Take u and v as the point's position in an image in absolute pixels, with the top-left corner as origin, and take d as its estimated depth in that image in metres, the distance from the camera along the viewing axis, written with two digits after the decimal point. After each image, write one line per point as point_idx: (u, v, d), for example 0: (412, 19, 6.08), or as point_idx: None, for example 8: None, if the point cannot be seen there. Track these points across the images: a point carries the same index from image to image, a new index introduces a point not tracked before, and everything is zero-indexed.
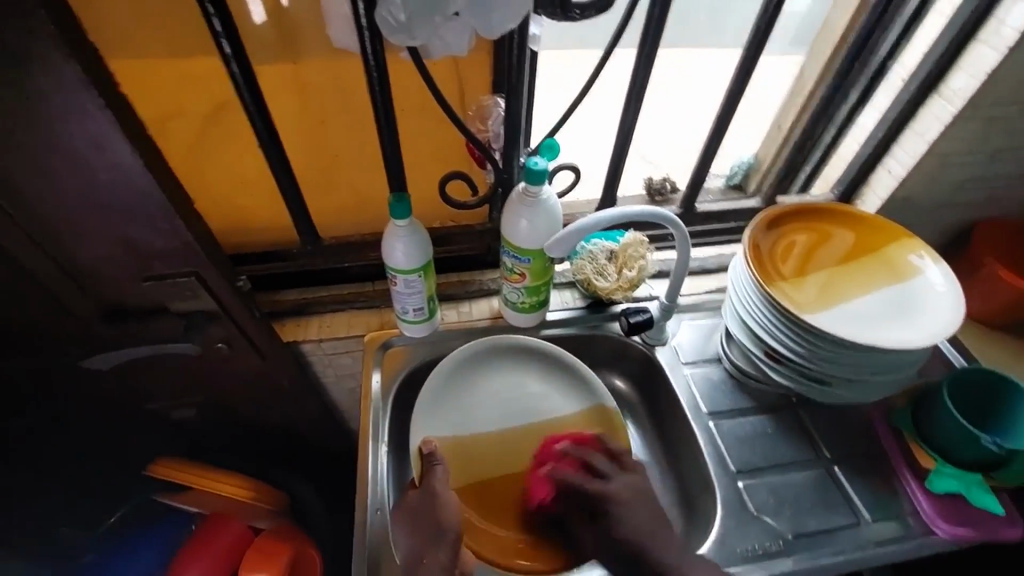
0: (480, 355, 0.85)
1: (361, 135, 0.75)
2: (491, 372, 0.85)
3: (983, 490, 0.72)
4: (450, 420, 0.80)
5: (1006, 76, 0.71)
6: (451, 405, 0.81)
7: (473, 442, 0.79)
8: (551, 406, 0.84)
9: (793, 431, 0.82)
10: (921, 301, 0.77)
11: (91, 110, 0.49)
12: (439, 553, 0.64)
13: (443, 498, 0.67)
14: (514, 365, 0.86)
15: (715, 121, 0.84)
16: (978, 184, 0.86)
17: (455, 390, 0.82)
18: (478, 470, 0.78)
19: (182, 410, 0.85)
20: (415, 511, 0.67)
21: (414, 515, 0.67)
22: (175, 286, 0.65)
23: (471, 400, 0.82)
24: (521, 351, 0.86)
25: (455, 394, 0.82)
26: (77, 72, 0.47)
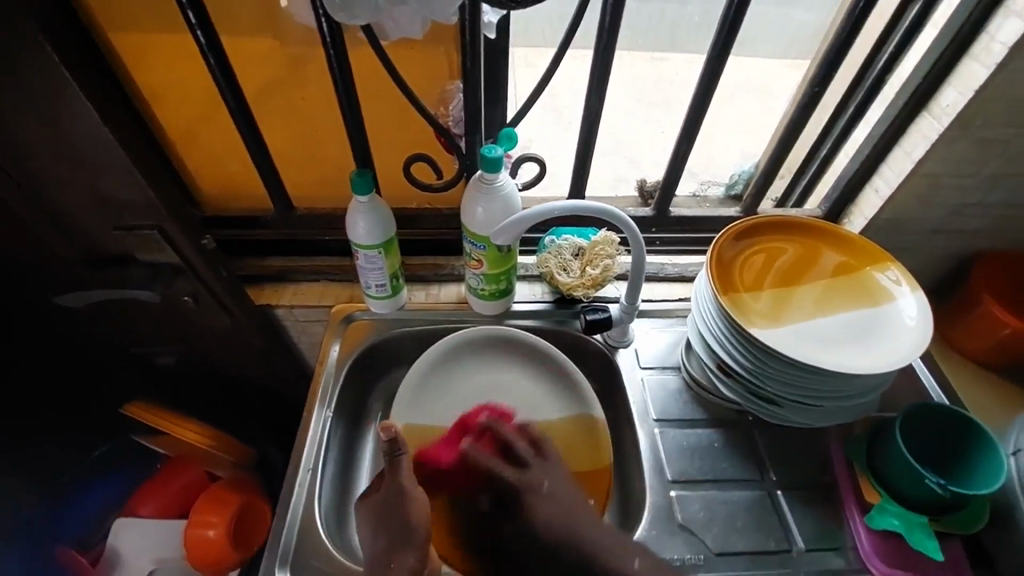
0: (458, 347, 0.86)
1: (333, 115, 0.78)
2: (468, 366, 0.86)
3: (925, 533, 0.68)
4: (429, 410, 0.82)
5: (997, 95, 0.66)
6: (425, 398, 0.82)
7: (445, 434, 0.80)
8: (530, 406, 0.85)
9: (741, 449, 0.80)
10: (885, 330, 0.74)
11: (55, 66, 0.54)
12: (407, 554, 0.62)
13: (412, 497, 0.64)
14: (494, 360, 0.87)
15: (689, 125, 0.83)
16: (976, 211, 0.80)
17: (431, 383, 0.83)
18: None
19: (165, 355, 0.89)
20: (380, 511, 0.65)
21: (382, 511, 0.65)
22: (142, 238, 0.70)
23: (450, 391, 0.84)
24: (503, 347, 0.87)
25: (431, 388, 0.83)
26: (37, 27, 0.51)
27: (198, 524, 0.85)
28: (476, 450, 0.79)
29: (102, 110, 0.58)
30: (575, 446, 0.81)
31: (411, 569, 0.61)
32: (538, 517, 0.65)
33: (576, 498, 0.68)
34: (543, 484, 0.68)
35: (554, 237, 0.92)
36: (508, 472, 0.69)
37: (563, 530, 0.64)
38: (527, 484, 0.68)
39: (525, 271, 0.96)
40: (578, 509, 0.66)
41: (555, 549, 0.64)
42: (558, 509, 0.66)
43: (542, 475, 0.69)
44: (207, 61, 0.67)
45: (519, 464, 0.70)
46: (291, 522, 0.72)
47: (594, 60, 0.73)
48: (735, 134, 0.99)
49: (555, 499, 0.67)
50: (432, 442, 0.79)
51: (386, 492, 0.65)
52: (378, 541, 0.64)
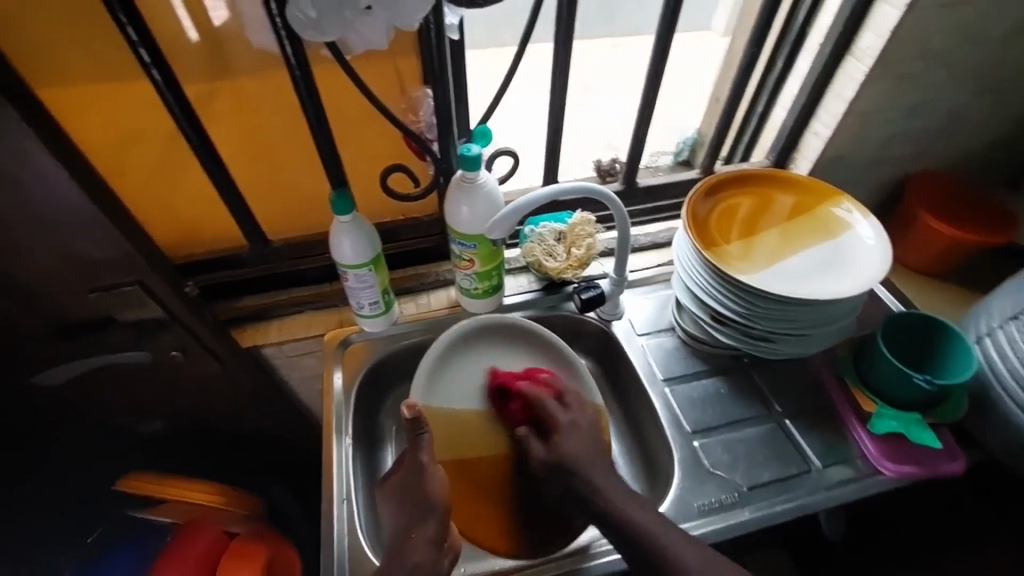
0: (467, 336, 0.86)
1: (298, 138, 0.76)
2: (479, 353, 0.86)
3: (921, 427, 0.76)
4: (444, 399, 0.82)
5: (908, 33, 0.74)
6: (435, 390, 0.82)
7: (458, 422, 0.81)
8: None
9: (745, 390, 0.85)
10: (849, 254, 0.81)
11: (11, 126, 0.50)
12: (427, 525, 0.62)
13: (433, 474, 0.64)
14: (504, 347, 0.87)
15: (644, 99, 0.87)
16: (902, 140, 0.90)
17: (440, 375, 0.83)
18: (466, 448, 0.80)
19: (149, 423, 0.84)
20: (402, 487, 0.66)
21: (405, 490, 0.65)
22: (122, 295, 0.66)
23: (462, 379, 0.84)
24: (508, 332, 0.87)
25: (440, 380, 0.83)
26: None
27: None
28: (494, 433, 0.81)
29: (67, 166, 0.55)
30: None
31: (431, 542, 0.62)
32: (564, 450, 0.69)
33: (598, 448, 0.71)
34: (574, 430, 0.72)
35: (533, 226, 0.94)
36: (553, 408, 0.74)
37: (574, 468, 0.68)
38: (569, 426, 0.72)
39: (510, 264, 0.97)
40: (600, 454, 0.70)
41: (567, 471, 0.68)
42: (583, 446, 0.70)
43: (577, 418, 0.73)
44: (166, 102, 0.65)
45: (563, 406, 0.75)
46: (339, 556, 0.70)
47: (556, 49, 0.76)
48: (678, 105, 1.05)
49: (579, 441, 0.70)
50: (450, 429, 0.81)
51: (408, 470, 0.66)
52: (399, 517, 0.64)
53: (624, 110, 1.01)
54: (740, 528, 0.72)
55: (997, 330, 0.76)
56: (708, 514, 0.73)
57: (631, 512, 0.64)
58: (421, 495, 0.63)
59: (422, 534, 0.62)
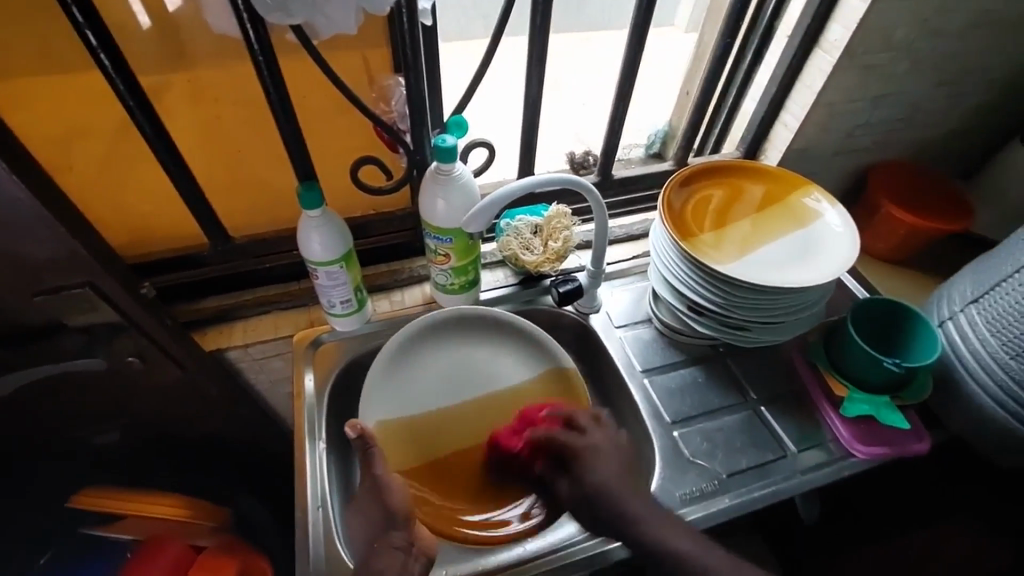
0: (421, 333, 0.83)
1: (262, 129, 0.72)
2: (436, 350, 0.85)
3: (891, 409, 0.78)
4: (401, 402, 0.80)
5: (873, 26, 0.76)
6: (393, 391, 0.80)
7: (422, 422, 0.80)
8: (507, 372, 0.85)
9: (721, 378, 0.86)
10: (819, 242, 0.83)
11: None
12: (392, 543, 0.60)
13: (388, 481, 0.63)
14: (464, 338, 0.86)
15: (618, 90, 0.86)
16: (866, 131, 0.92)
17: (398, 375, 0.81)
18: (430, 447, 0.79)
19: (106, 433, 0.79)
20: (364, 497, 0.64)
21: (366, 499, 0.64)
22: (71, 299, 0.61)
23: (420, 378, 0.82)
24: (470, 321, 0.85)
25: (399, 379, 0.81)
26: None
27: None
28: (460, 426, 0.81)
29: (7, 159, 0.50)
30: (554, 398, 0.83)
31: (398, 548, 0.60)
32: (586, 478, 0.65)
33: (624, 467, 0.66)
34: (597, 448, 0.67)
35: (509, 219, 0.93)
36: (567, 438, 0.68)
37: (608, 506, 0.63)
38: (586, 445, 0.67)
39: (485, 258, 0.96)
40: (626, 475, 0.66)
41: (598, 500, 0.64)
42: (609, 469, 0.65)
43: (599, 440, 0.68)
44: (118, 90, 0.60)
45: (579, 430, 0.69)
46: (315, 566, 0.67)
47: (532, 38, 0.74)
48: (651, 98, 1.05)
49: (605, 462, 0.66)
50: (410, 431, 0.79)
51: (365, 483, 0.64)
52: (368, 528, 0.63)
53: (597, 102, 1.01)
54: (723, 515, 0.73)
55: (959, 314, 0.79)
56: (690, 502, 0.73)
57: (650, 526, 0.62)
58: (381, 502, 0.62)
59: (390, 542, 0.60)
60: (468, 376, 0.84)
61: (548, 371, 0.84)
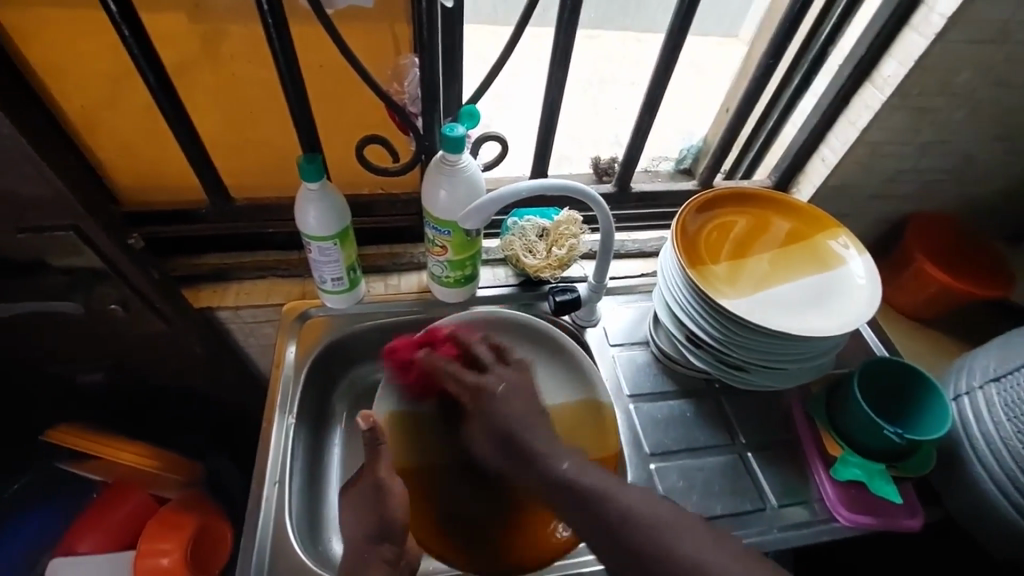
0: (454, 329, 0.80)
1: (273, 95, 0.71)
2: None
3: (885, 480, 0.73)
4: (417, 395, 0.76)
5: (932, 65, 0.70)
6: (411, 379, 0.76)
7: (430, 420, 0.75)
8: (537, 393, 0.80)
9: (712, 416, 0.82)
10: (839, 291, 0.77)
11: None
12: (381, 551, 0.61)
13: (391, 488, 0.62)
14: None
15: (647, 97, 0.81)
16: (910, 177, 0.86)
17: None
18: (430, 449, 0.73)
19: (91, 372, 0.80)
20: (361, 498, 0.63)
21: (364, 501, 0.63)
22: (55, 240, 0.63)
23: None
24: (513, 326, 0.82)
25: None
26: None
27: (148, 552, 0.80)
28: None
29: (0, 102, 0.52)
30: (585, 430, 0.77)
31: (386, 561, 0.61)
32: (496, 412, 0.63)
33: (533, 406, 0.64)
34: (496, 385, 0.65)
35: (517, 218, 0.90)
36: (463, 375, 0.67)
37: (507, 421, 0.62)
38: (497, 369, 0.67)
39: (488, 254, 0.93)
40: (536, 414, 0.63)
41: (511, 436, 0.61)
42: (514, 408, 0.63)
43: (501, 379, 0.66)
44: (121, 35, 0.59)
45: (480, 367, 0.68)
46: (262, 543, 0.66)
47: (558, 34, 0.71)
48: (686, 111, 1.00)
49: (507, 395, 0.64)
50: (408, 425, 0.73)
51: (366, 483, 0.63)
52: (359, 531, 0.62)
53: (627, 107, 0.96)
54: None
55: (976, 390, 0.73)
56: None
57: (558, 462, 0.58)
58: (377, 511, 0.61)
59: (378, 554, 0.60)
60: None
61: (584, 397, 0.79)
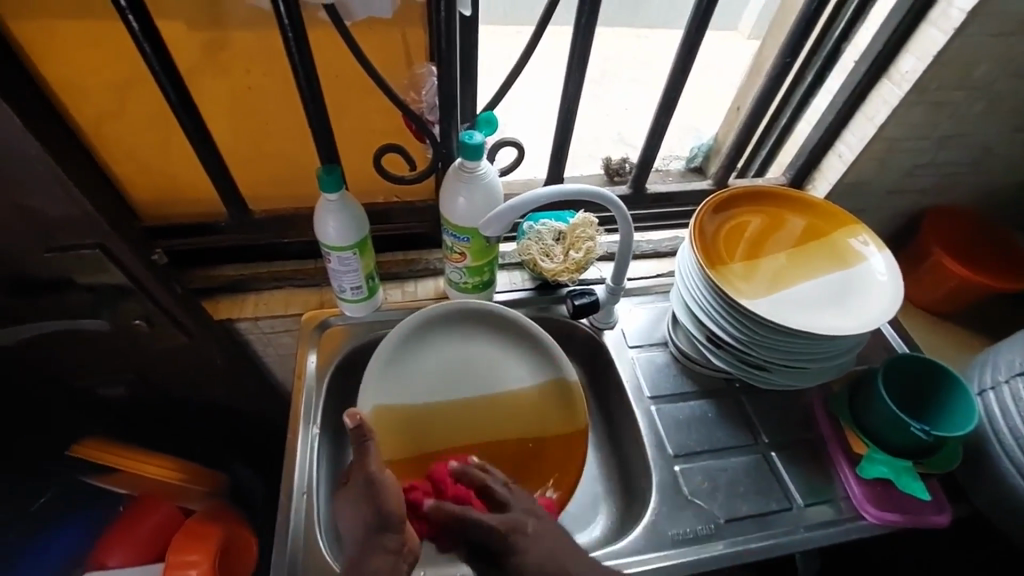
0: (436, 320, 0.81)
1: (290, 106, 0.71)
2: (444, 343, 0.82)
3: (911, 476, 0.73)
4: (398, 390, 0.77)
5: (951, 60, 0.70)
6: (392, 374, 0.78)
7: (416, 413, 0.77)
8: (510, 377, 0.82)
9: (733, 416, 0.82)
10: (859, 288, 0.77)
11: None
12: (382, 544, 0.55)
13: (382, 481, 0.57)
14: (472, 334, 0.83)
15: (662, 99, 0.81)
16: (927, 172, 0.85)
17: (400, 361, 0.79)
18: (418, 441, 0.76)
19: (111, 386, 0.81)
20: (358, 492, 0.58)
21: (357, 496, 0.58)
22: (81, 259, 0.64)
23: (420, 368, 0.79)
24: (478, 317, 0.83)
25: (401, 366, 0.79)
26: None
27: (176, 564, 0.81)
28: (458, 423, 0.78)
29: (29, 126, 0.53)
30: (552, 413, 0.80)
31: (391, 553, 0.55)
32: (529, 555, 0.55)
33: (560, 534, 0.58)
34: (528, 525, 0.57)
35: (532, 222, 0.90)
36: (490, 518, 0.56)
37: (552, 567, 0.55)
38: (520, 507, 0.59)
39: (503, 259, 0.93)
40: (563, 542, 0.57)
41: None
42: (550, 545, 0.56)
43: (522, 515, 0.58)
44: (143, 51, 0.59)
45: (499, 504, 0.59)
46: (291, 555, 0.67)
47: (574, 38, 0.71)
48: (698, 110, 1.00)
49: (542, 537, 0.57)
50: (397, 417, 0.76)
51: (358, 478, 0.59)
52: (357, 527, 0.57)
53: (638, 108, 0.96)
54: (713, 563, 0.69)
55: (1002, 384, 0.73)
56: (682, 544, 0.70)
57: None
58: (372, 504, 0.56)
59: (383, 545, 0.55)
60: (466, 377, 0.81)
61: (549, 377, 0.81)
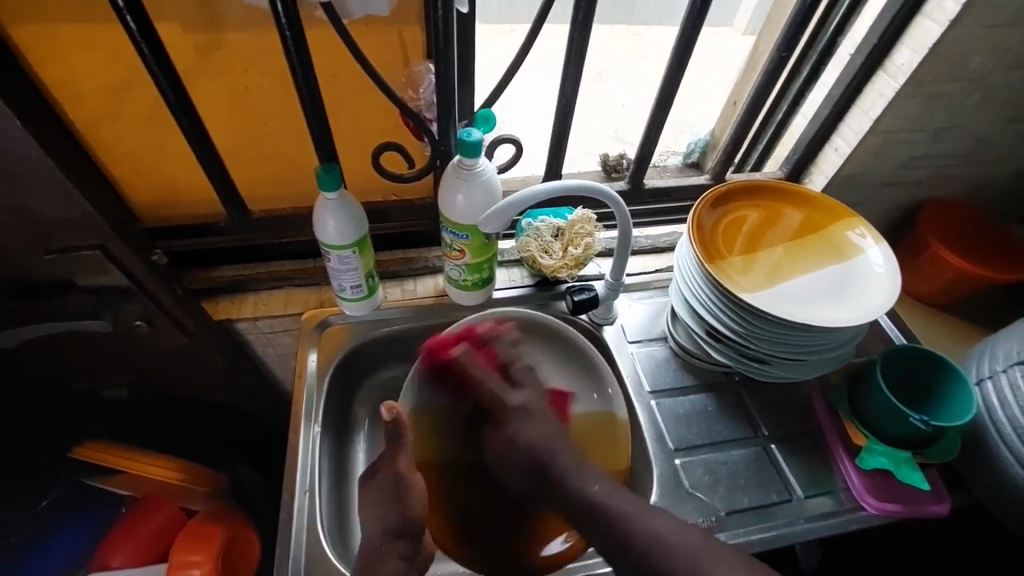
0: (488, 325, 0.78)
1: (287, 105, 0.71)
2: None
3: (910, 467, 0.74)
4: (441, 394, 0.75)
5: (947, 53, 0.70)
6: (437, 376, 0.75)
7: (457, 421, 0.74)
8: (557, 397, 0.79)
9: (733, 409, 0.82)
10: (857, 279, 0.77)
11: None
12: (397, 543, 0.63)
13: (411, 480, 0.63)
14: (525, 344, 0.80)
15: (659, 94, 0.82)
16: (922, 164, 0.86)
17: (444, 363, 0.76)
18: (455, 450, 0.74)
19: (113, 389, 0.82)
20: (381, 492, 0.64)
21: (385, 493, 0.64)
22: (81, 260, 0.64)
23: None
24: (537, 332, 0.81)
25: (444, 369, 0.76)
26: None
27: (180, 565, 0.81)
28: (499, 434, 0.75)
29: (28, 126, 0.53)
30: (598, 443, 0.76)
31: (403, 558, 0.62)
32: (522, 436, 0.67)
33: (557, 429, 0.68)
34: (532, 416, 0.68)
35: (531, 218, 0.90)
36: (500, 390, 0.69)
37: (542, 450, 0.65)
38: (523, 400, 0.69)
39: (502, 256, 0.93)
40: (560, 436, 0.67)
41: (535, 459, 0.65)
42: (541, 432, 0.67)
43: (528, 398, 0.69)
44: (140, 52, 0.59)
45: (514, 385, 0.71)
46: (296, 553, 0.67)
47: (572, 35, 0.71)
48: (694, 105, 1.00)
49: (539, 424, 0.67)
50: (434, 424, 0.74)
51: (385, 476, 0.64)
52: (375, 524, 0.63)
53: (636, 104, 0.96)
54: None
55: (1000, 373, 0.74)
56: None
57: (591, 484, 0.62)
58: (397, 506, 0.62)
59: (394, 548, 0.62)
60: None
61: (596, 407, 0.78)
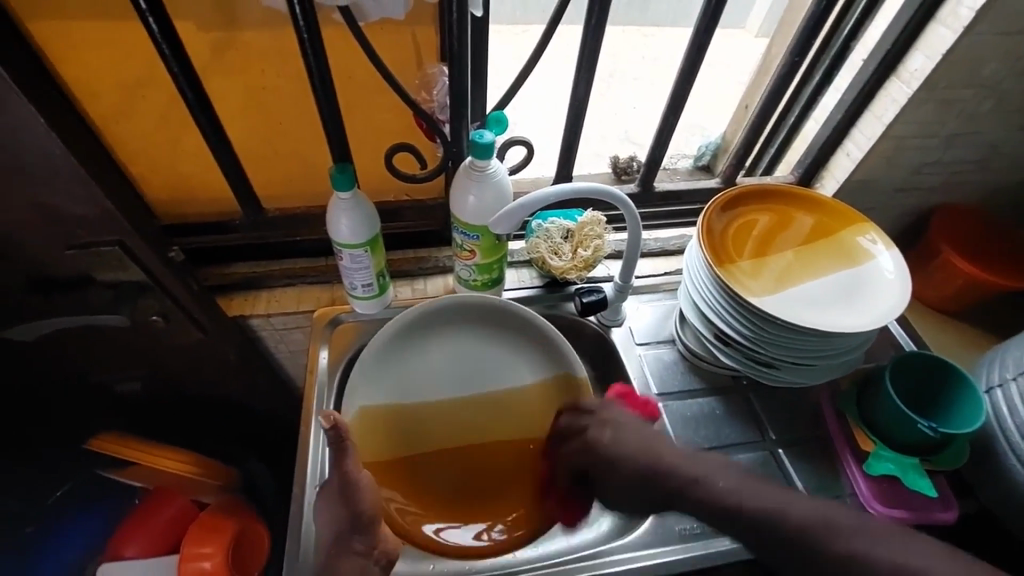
0: (434, 313, 0.81)
1: (303, 105, 0.72)
2: (440, 336, 0.82)
3: (918, 474, 0.74)
4: (390, 387, 0.79)
5: (961, 58, 0.70)
6: (385, 370, 0.79)
7: (407, 412, 0.79)
8: (511, 375, 0.83)
9: (741, 413, 0.82)
10: (867, 285, 0.77)
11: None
12: (352, 541, 0.61)
13: (358, 483, 0.62)
14: (474, 329, 0.84)
15: (671, 97, 0.82)
16: (934, 170, 0.86)
17: (391, 358, 0.79)
18: (407, 441, 0.78)
19: (128, 382, 0.83)
20: (331, 494, 0.63)
21: (335, 495, 0.63)
22: (100, 255, 0.66)
23: (415, 364, 0.81)
24: (483, 315, 0.83)
25: (392, 363, 0.79)
26: None
27: (191, 557, 0.84)
28: (452, 422, 0.79)
29: (52, 126, 0.55)
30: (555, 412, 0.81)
31: (359, 554, 0.61)
32: (620, 461, 0.63)
33: (641, 432, 0.65)
34: (606, 431, 0.66)
35: (541, 220, 0.90)
36: (583, 447, 0.67)
37: (643, 449, 0.63)
38: (596, 418, 0.68)
39: (512, 257, 0.94)
40: (649, 436, 0.64)
41: (647, 470, 0.61)
42: (631, 443, 0.64)
43: (602, 419, 0.68)
44: (161, 53, 0.61)
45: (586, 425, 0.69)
46: (305, 548, 0.68)
47: (585, 37, 0.72)
48: (706, 108, 1.00)
49: (622, 439, 0.65)
50: (386, 416, 0.78)
51: (334, 480, 0.63)
52: (332, 528, 0.62)
53: (648, 106, 0.97)
54: (720, 558, 0.70)
55: (1009, 381, 0.73)
56: (689, 539, 0.71)
57: (715, 479, 0.57)
58: (347, 504, 0.61)
59: (349, 547, 0.61)
60: (465, 372, 0.82)
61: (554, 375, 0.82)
